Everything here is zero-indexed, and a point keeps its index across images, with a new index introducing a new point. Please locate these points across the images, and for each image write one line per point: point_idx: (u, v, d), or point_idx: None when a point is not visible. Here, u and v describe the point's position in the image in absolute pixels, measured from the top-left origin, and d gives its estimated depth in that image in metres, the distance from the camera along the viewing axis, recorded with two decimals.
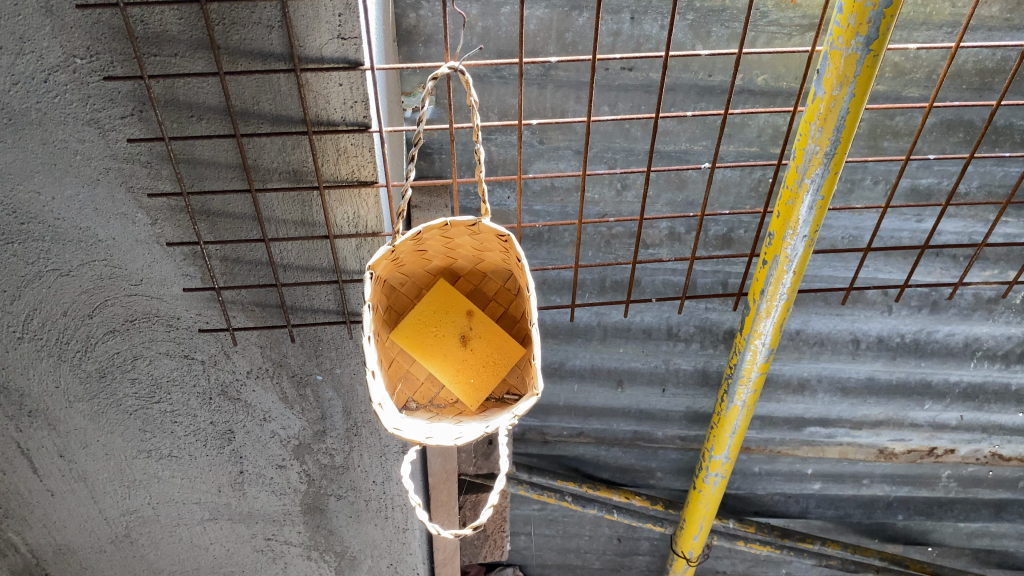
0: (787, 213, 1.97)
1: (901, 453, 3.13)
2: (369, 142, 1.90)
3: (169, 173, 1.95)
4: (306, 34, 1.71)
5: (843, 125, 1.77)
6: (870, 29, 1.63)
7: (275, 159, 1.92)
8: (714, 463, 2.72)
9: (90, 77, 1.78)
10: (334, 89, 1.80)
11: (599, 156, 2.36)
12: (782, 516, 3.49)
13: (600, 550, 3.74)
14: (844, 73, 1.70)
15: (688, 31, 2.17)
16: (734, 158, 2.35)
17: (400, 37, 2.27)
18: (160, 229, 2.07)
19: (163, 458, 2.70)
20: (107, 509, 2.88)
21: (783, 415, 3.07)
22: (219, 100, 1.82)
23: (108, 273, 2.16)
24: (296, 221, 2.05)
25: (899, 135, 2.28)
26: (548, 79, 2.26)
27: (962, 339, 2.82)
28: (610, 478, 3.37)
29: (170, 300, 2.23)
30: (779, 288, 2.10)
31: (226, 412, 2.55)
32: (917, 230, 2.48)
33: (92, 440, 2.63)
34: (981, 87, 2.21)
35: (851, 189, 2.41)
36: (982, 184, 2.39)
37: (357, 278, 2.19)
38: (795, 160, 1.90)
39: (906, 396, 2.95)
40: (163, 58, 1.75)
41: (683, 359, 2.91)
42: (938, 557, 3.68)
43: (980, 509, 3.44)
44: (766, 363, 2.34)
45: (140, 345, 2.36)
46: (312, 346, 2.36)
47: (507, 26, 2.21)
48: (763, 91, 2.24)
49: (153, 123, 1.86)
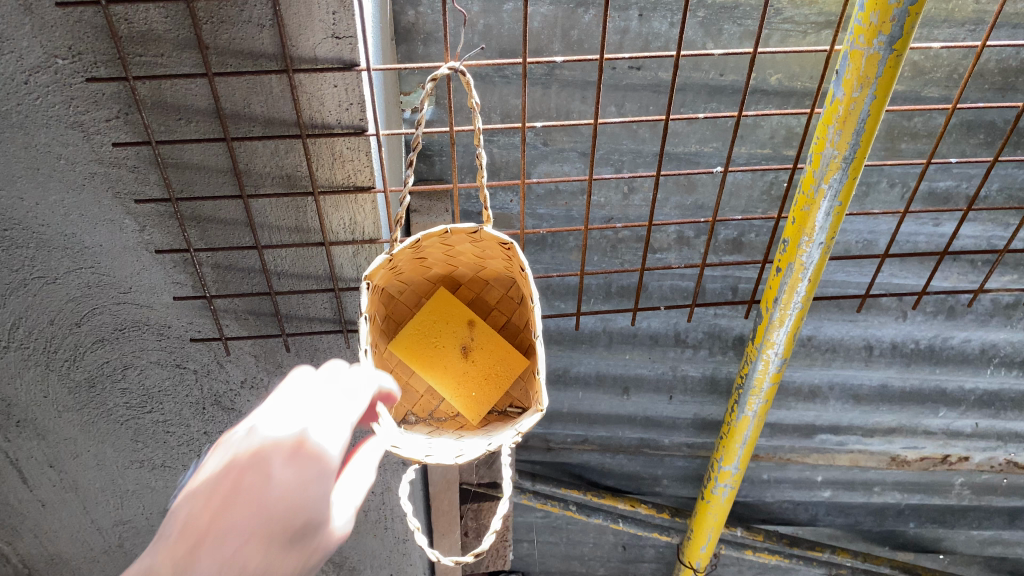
0: (802, 220, 1.89)
1: (913, 461, 3.05)
2: (366, 146, 1.81)
3: (157, 178, 1.87)
4: (299, 33, 1.63)
5: (863, 128, 1.68)
6: (894, 28, 1.54)
7: (267, 164, 1.84)
8: (722, 474, 2.64)
9: (73, 79, 1.70)
10: (328, 91, 1.71)
11: (605, 158, 2.27)
12: (790, 523, 3.42)
13: (604, 557, 3.66)
14: (864, 75, 1.61)
15: (698, 29, 2.09)
16: (745, 160, 2.27)
17: (399, 36, 2.18)
18: (149, 235, 1.99)
19: (156, 468, 2.63)
20: (100, 519, 2.81)
21: (793, 423, 2.99)
22: (208, 103, 1.73)
23: (95, 281, 2.08)
24: (290, 228, 1.97)
25: (917, 136, 2.19)
26: (552, 78, 2.17)
27: (979, 346, 2.73)
28: (615, 485, 3.30)
29: (160, 308, 2.15)
30: (794, 296, 2.02)
31: (220, 422, 2.47)
32: (934, 235, 2.40)
33: (82, 450, 2.56)
34: (1004, 87, 2.12)
35: (866, 192, 2.33)
36: (1003, 187, 2.30)
37: (354, 286, 2.11)
38: (811, 165, 1.82)
39: (920, 404, 2.87)
40: (149, 59, 1.66)
41: (690, 366, 2.83)
42: (949, 565, 3.60)
43: (993, 517, 3.36)
44: (779, 373, 2.26)
45: (130, 353, 2.28)
46: (307, 355, 2.28)
47: (510, 24, 2.13)
48: (776, 91, 2.16)
49: (139, 126, 1.78)
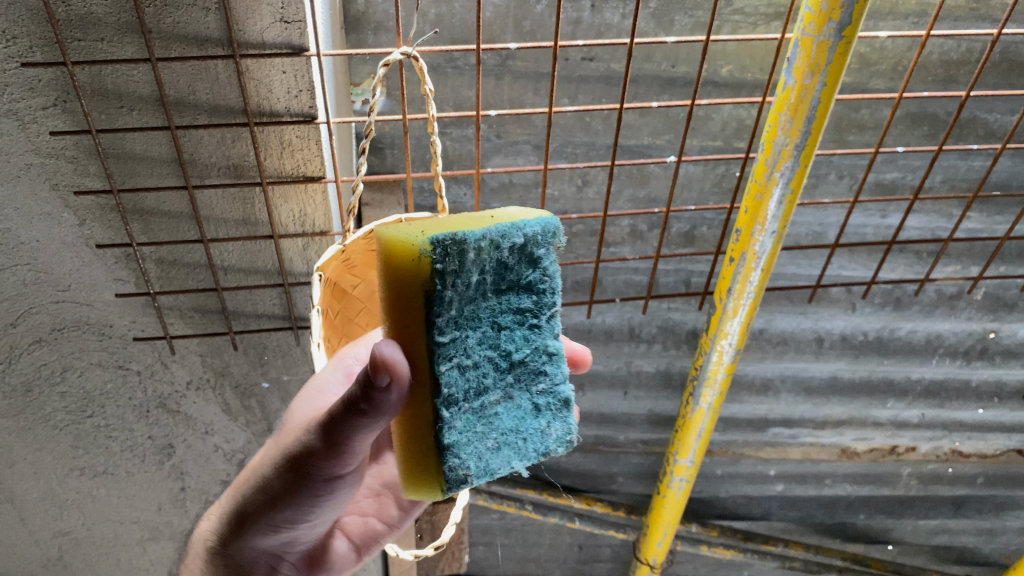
0: (754, 209, 1.90)
1: (863, 452, 3.13)
2: (315, 134, 1.78)
3: (97, 169, 1.80)
4: (245, 17, 1.58)
5: (814, 115, 1.69)
6: (843, 15, 1.55)
7: (213, 153, 1.79)
8: (678, 468, 2.64)
9: (6, 63, 1.62)
10: (276, 77, 1.67)
11: (559, 150, 2.26)
12: (744, 518, 3.37)
13: (560, 558, 3.63)
14: (815, 61, 1.62)
15: (651, 19, 2.10)
16: (697, 152, 2.29)
17: (348, 25, 2.15)
18: (89, 229, 1.91)
19: (97, 476, 2.49)
20: (38, 531, 2.61)
21: (746, 417, 3.01)
22: (151, 90, 1.68)
23: (32, 278, 1.99)
24: (237, 220, 1.92)
25: (864, 128, 2.25)
26: (506, 69, 2.16)
27: (924, 337, 2.80)
28: (570, 485, 3.26)
29: (102, 306, 2.07)
30: (747, 286, 2.03)
31: (166, 426, 2.40)
32: (881, 226, 2.44)
33: (18, 458, 2.39)
34: (946, 79, 2.17)
35: (816, 184, 2.37)
36: (945, 178, 2.36)
37: (303, 281, 2.10)
38: (763, 154, 1.83)
39: (869, 395, 2.94)
40: (88, 43, 1.59)
41: (644, 361, 2.84)
42: (898, 555, 3.53)
43: (939, 507, 3.38)
44: (732, 365, 2.27)
45: (69, 355, 2.17)
46: (256, 354, 2.26)
47: (462, 13, 2.11)
48: (727, 83, 2.18)
49: (78, 114, 1.71)
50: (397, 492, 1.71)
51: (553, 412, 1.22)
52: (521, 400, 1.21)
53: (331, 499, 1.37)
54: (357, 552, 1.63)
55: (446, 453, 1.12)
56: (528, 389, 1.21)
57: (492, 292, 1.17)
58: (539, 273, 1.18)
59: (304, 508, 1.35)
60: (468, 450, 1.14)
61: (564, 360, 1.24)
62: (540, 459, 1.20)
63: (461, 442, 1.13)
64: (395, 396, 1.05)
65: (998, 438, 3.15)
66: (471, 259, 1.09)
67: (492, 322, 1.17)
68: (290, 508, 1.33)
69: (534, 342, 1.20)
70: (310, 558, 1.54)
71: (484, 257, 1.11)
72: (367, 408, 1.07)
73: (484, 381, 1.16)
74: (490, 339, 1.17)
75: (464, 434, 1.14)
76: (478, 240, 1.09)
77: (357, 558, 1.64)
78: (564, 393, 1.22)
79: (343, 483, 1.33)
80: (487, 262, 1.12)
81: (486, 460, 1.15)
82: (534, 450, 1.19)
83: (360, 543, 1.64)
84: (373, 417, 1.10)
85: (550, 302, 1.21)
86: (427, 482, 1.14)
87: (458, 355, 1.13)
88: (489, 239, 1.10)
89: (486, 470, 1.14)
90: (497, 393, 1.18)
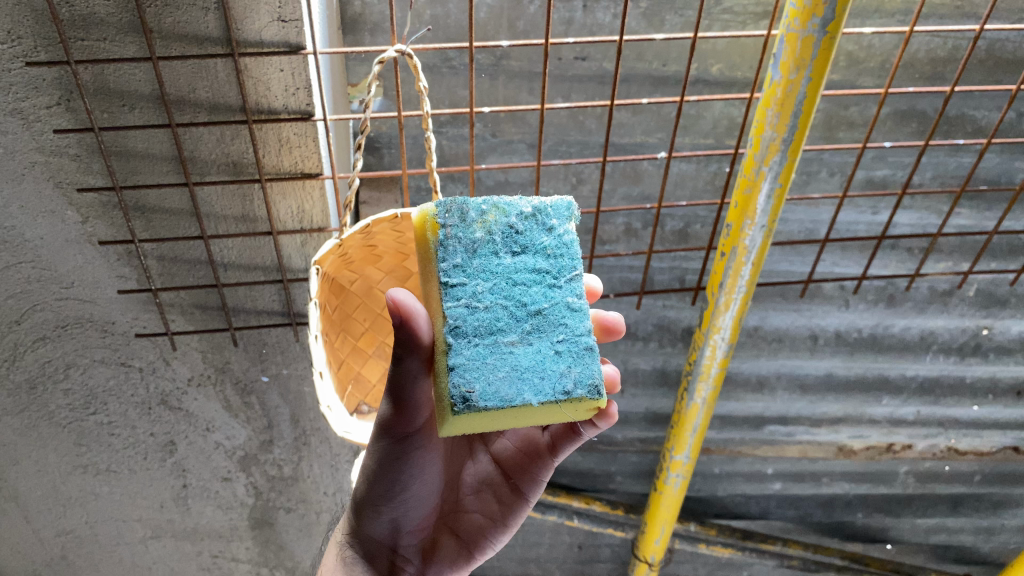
0: (743, 204, 1.93)
1: (860, 450, 3.16)
2: (313, 131, 1.83)
3: (100, 167, 1.84)
4: (244, 16, 1.62)
5: (801, 109, 1.73)
6: (826, 11, 1.59)
7: (213, 150, 1.83)
8: (674, 464, 2.66)
9: (12, 63, 1.66)
10: (274, 75, 1.72)
11: (553, 149, 2.30)
12: (743, 517, 3.35)
13: (560, 558, 3.65)
14: (800, 57, 1.66)
15: (642, 19, 2.14)
16: (689, 150, 2.33)
17: (345, 26, 2.19)
18: (92, 227, 1.95)
19: (100, 473, 2.52)
20: (42, 529, 2.65)
21: (743, 415, 3.03)
22: (152, 88, 1.72)
23: (36, 276, 2.03)
24: (236, 217, 1.96)
25: (853, 125, 2.30)
26: (500, 69, 2.21)
27: (918, 333, 2.84)
28: (569, 484, 3.26)
29: (104, 303, 2.11)
30: (738, 280, 2.06)
31: (167, 423, 2.43)
32: (872, 223, 2.49)
33: (23, 455, 2.42)
34: (932, 76, 2.21)
35: (808, 180, 2.41)
36: (936, 175, 2.38)
37: (302, 277, 2.14)
38: (752, 148, 1.86)
39: (865, 392, 2.97)
40: (91, 43, 1.64)
41: (641, 359, 2.86)
42: (897, 555, 3.45)
43: (937, 505, 3.33)
44: (726, 359, 2.29)
45: (72, 352, 2.21)
46: (256, 350, 2.30)
47: (456, 14, 2.15)
48: (717, 81, 2.23)
49: (81, 113, 1.75)
50: (497, 486, 1.65)
51: (575, 357, 1.27)
52: (541, 346, 1.28)
53: (408, 464, 1.48)
54: (469, 548, 1.62)
55: (451, 373, 1.23)
56: (549, 338, 1.28)
57: (507, 254, 1.34)
58: (553, 239, 1.35)
59: (390, 477, 1.48)
60: (475, 375, 1.23)
61: (588, 317, 1.31)
62: (559, 397, 1.23)
63: (467, 365, 1.24)
64: (412, 331, 1.17)
65: (995, 436, 3.16)
66: (474, 219, 1.34)
67: (506, 277, 1.32)
68: (379, 479, 1.48)
69: (553, 296, 1.31)
70: (423, 552, 1.59)
71: (491, 220, 1.34)
72: (398, 346, 1.20)
73: (498, 323, 1.28)
74: (503, 289, 1.30)
75: (472, 361, 1.25)
76: (480, 205, 1.35)
77: (468, 554, 1.62)
78: (585, 340, 1.28)
79: (414, 443, 1.46)
80: (495, 225, 1.34)
81: (495, 385, 1.23)
82: (551, 387, 1.24)
83: (467, 538, 1.62)
84: (410, 359, 1.23)
85: (568, 265, 1.33)
86: (441, 409, 1.23)
87: (469, 296, 1.29)
88: (493, 205, 1.35)
89: (494, 394, 1.22)
90: (513, 336, 1.28)
